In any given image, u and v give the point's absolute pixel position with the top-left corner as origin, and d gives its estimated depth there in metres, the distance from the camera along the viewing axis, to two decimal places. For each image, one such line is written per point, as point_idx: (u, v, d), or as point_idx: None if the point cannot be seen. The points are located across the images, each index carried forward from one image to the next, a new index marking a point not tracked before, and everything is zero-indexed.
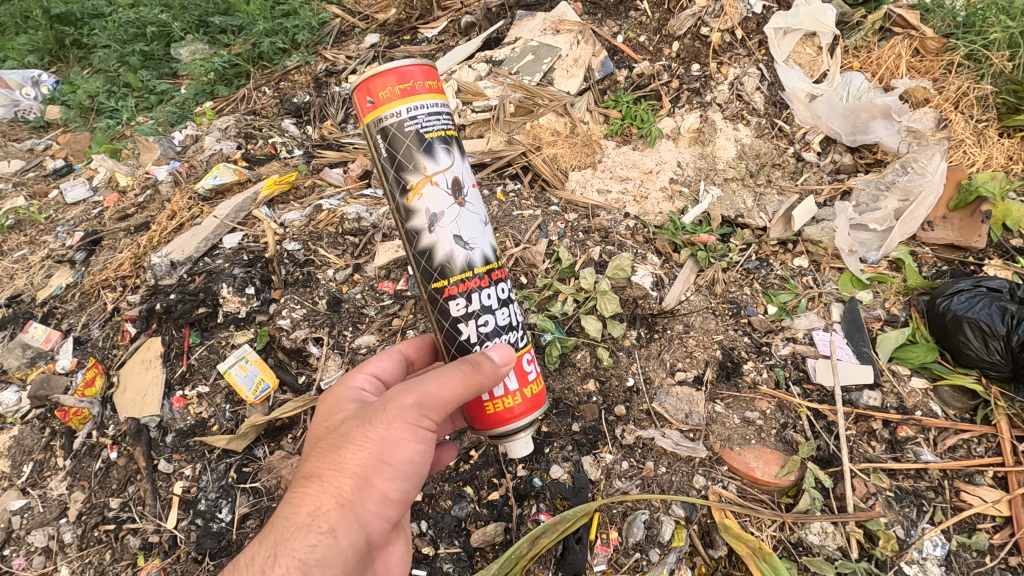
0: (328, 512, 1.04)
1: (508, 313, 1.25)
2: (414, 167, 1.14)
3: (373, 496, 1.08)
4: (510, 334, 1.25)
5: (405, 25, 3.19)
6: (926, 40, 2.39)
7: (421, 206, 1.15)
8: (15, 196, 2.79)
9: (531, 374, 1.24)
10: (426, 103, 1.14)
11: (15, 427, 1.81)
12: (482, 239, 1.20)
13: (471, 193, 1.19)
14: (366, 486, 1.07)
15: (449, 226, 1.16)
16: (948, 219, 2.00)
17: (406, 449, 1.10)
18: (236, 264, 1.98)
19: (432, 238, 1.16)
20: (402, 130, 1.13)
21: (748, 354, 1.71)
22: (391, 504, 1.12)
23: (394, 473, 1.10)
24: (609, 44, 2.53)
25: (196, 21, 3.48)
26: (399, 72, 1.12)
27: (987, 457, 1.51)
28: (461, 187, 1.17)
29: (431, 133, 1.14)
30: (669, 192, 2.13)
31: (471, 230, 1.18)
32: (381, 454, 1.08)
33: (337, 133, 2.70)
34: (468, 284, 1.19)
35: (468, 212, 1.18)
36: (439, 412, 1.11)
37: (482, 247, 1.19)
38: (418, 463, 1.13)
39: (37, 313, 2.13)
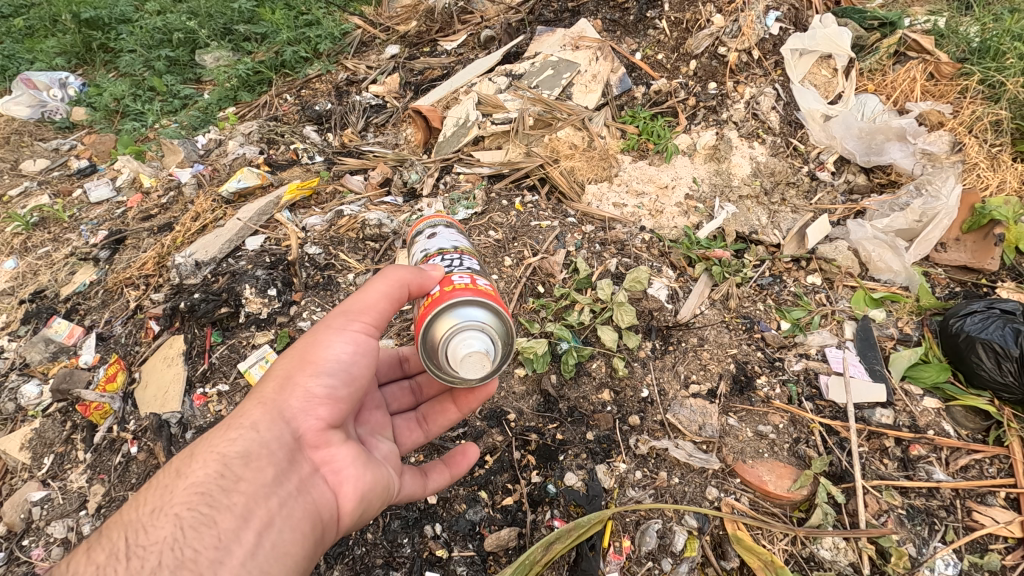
0: (252, 409, 1.03)
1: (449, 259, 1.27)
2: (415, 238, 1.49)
3: (297, 392, 1.05)
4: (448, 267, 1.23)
5: (426, 37, 3.27)
6: (941, 65, 2.41)
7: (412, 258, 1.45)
8: (40, 195, 2.85)
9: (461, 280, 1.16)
10: (424, 222, 1.50)
11: (36, 420, 1.84)
12: (444, 240, 1.36)
13: (446, 229, 1.43)
14: (287, 385, 1.06)
15: (421, 248, 1.40)
16: (961, 241, 2.03)
17: (330, 344, 1.10)
18: (259, 266, 2.03)
19: (414, 257, 1.40)
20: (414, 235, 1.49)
21: (761, 368, 1.73)
22: (322, 403, 1.06)
23: (316, 369, 1.07)
24: (627, 61, 2.59)
25: (222, 30, 3.57)
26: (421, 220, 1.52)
27: (999, 478, 1.52)
28: (436, 228, 1.43)
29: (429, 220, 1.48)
30: (685, 207, 2.16)
31: (437, 238, 1.38)
32: (303, 353, 1.08)
33: (357, 141, 2.75)
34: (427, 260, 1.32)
35: (442, 232, 1.40)
36: (365, 312, 1.15)
37: (440, 242, 1.36)
38: (347, 361, 1.10)
39: (60, 309, 2.17)
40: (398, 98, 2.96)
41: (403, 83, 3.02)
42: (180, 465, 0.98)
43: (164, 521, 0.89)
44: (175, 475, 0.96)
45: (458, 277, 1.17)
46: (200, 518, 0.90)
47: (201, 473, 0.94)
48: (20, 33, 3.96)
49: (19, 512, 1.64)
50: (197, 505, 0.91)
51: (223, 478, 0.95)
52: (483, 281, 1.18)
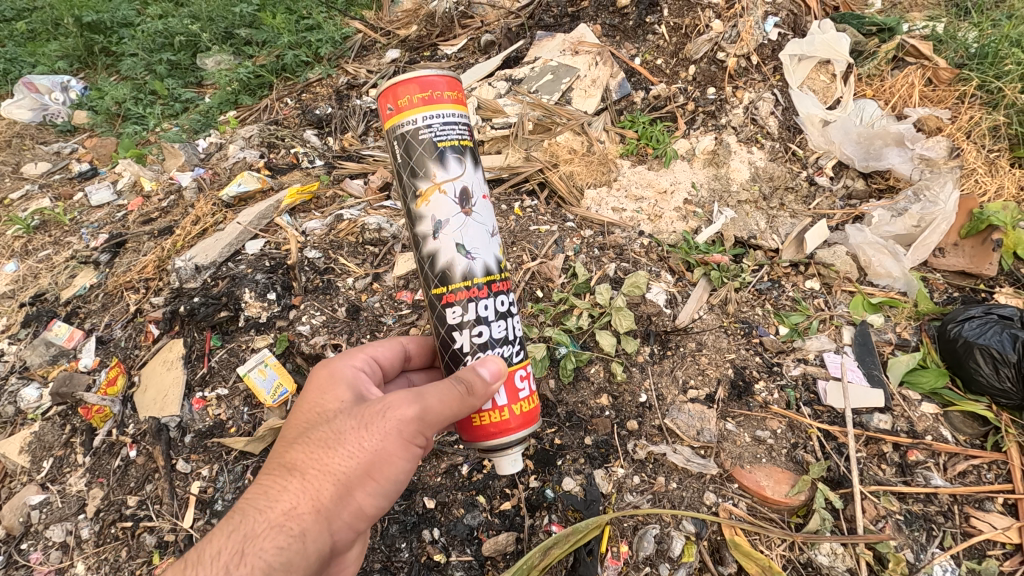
0: (305, 516, 1.07)
1: (504, 326, 1.24)
2: (427, 176, 1.19)
3: (352, 506, 1.11)
4: (502, 348, 1.23)
5: (426, 42, 3.28)
6: (939, 71, 2.42)
7: (426, 213, 1.20)
8: (41, 198, 2.86)
9: (523, 391, 1.23)
10: (444, 114, 1.18)
11: (35, 423, 1.84)
12: (486, 248, 1.21)
13: (480, 203, 1.22)
14: (347, 497, 1.10)
15: (453, 233, 1.19)
16: (959, 246, 2.03)
17: (395, 466, 1.12)
18: (258, 270, 2.03)
19: (435, 245, 1.19)
20: (417, 137, 1.18)
21: (759, 373, 1.73)
22: (365, 517, 1.15)
23: (377, 488, 1.12)
24: (627, 66, 2.60)
25: (223, 34, 3.59)
26: (422, 81, 1.17)
27: (997, 484, 1.52)
28: (470, 198, 1.20)
29: (446, 143, 1.18)
30: (684, 212, 2.16)
31: (474, 239, 1.20)
32: (368, 469, 1.10)
33: (358, 145, 2.76)
34: (466, 293, 1.20)
35: (474, 222, 1.20)
36: (435, 429, 1.13)
37: (484, 257, 1.21)
38: (401, 481, 1.14)
39: (60, 312, 2.17)
40: None
41: None
42: (228, 561, 1.01)
43: None
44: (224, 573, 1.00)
45: (518, 384, 1.23)
46: None
47: None
48: (22, 37, 3.98)
49: (18, 516, 1.65)
50: None
51: None
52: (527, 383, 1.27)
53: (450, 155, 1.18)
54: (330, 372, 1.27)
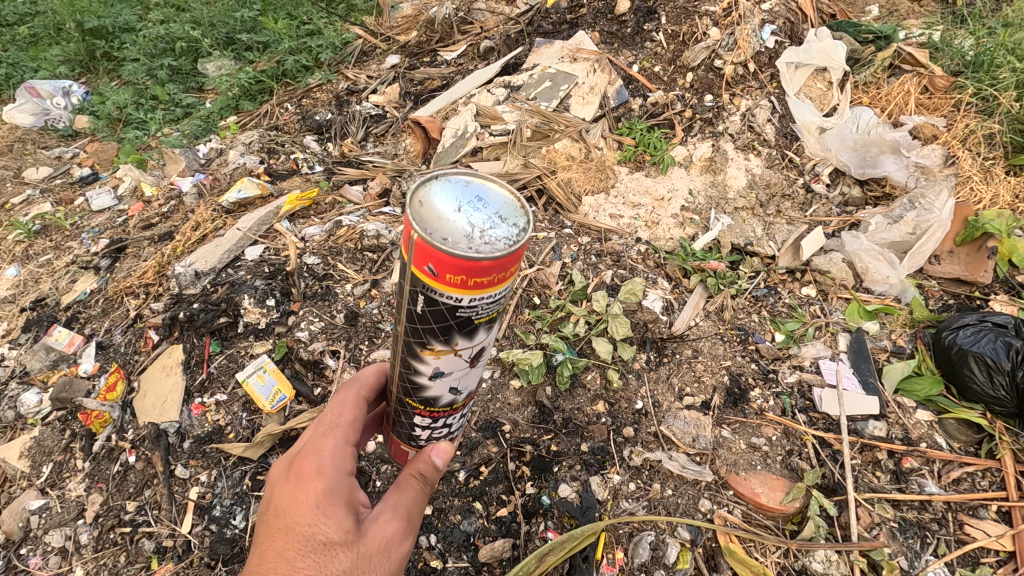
0: None
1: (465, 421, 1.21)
2: (442, 343, 0.91)
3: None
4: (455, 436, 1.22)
5: (426, 47, 3.30)
6: (935, 79, 2.44)
7: (430, 362, 0.96)
8: (43, 203, 2.87)
9: None
10: (495, 292, 0.82)
11: (35, 428, 1.85)
12: (469, 380, 1.04)
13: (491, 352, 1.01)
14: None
15: (452, 380, 1.01)
16: (954, 254, 2.06)
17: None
18: (257, 276, 2.04)
19: (429, 385, 1.01)
20: (451, 310, 0.83)
21: (754, 380, 1.74)
22: None
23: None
24: (624, 73, 2.62)
25: (224, 39, 3.61)
26: (474, 263, 0.74)
27: (991, 491, 1.53)
28: (482, 354, 0.99)
29: (483, 318, 0.86)
30: (681, 219, 2.18)
31: (470, 381, 1.04)
32: None
33: (357, 150, 2.78)
34: (444, 412, 1.10)
35: (477, 369, 1.02)
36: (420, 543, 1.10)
37: (467, 387, 1.06)
38: None
39: (60, 317, 2.19)
40: (398, 108, 2.99)
41: (403, 93, 3.05)
42: None
43: None
44: None
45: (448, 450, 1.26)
46: None
47: None
48: (24, 41, 4.00)
49: (18, 521, 1.65)
50: None
51: None
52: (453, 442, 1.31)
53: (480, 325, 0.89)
54: (306, 473, 1.02)
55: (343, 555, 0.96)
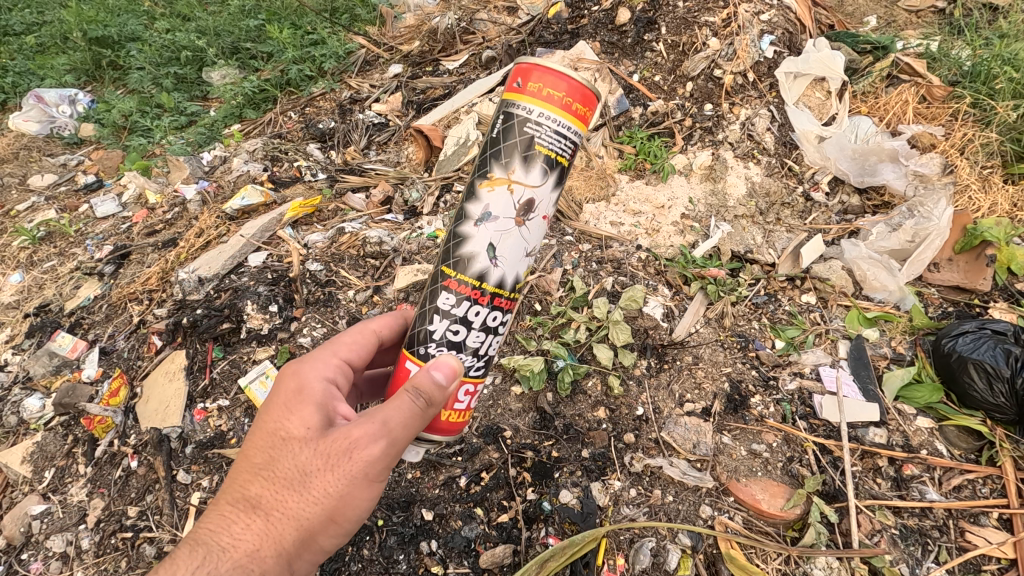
0: (266, 558, 1.11)
1: (484, 338, 1.22)
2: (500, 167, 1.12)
3: (315, 545, 1.16)
4: (468, 358, 1.23)
5: (428, 57, 3.34)
6: (932, 88, 2.45)
7: (484, 198, 1.14)
8: (47, 210, 2.90)
9: (458, 404, 1.25)
10: (557, 123, 1.09)
11: (38, 433, 1.86)
12: (513, 263, 1.17)
13: (536, 222, 1.16)
14: (309, 540, 1.14)
15: (492, 233, 1.14)
16: (954, 262, 2.07)
17: (359, 503, 1.14)
18: (261, 282, 2.05)
19: (472, 242, 1.15)
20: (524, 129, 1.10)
21: (755, 387, 1.74)
22: (324, 551, 1.19)
23: (338, 528, 1.16)
24: (625, 83, 2.65)
25: (229, 48, 3.64)
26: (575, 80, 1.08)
27: (992, 498, 1.53)
28: (530, 210, 1.13)
29: (544, 149, 1.10)
30: (681, 226, 2.19)
31: (507, 250, 1.15)
32: (335, 513, 1.12)
33: (360, 158, 2.81)
34: (468, 290, 1.18)
35: (518, 234, 1.14)
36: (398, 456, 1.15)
37: (505, 270, 1.17)
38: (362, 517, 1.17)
39: (64, 322, 2.20)
40: (400, 116, 3.02)
41: (406, 102, 3.08)
42: None
43: None
44: None
45: (460, 396, 1.24)
46: None
47: None
48: (32, 50, 4.05)
49: (19, 526, 1.66)
50: None
51: None
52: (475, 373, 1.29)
53: (541, 166, 1.11)
54: (287, 374, 1.24)
55: (296, 452, 1.13)
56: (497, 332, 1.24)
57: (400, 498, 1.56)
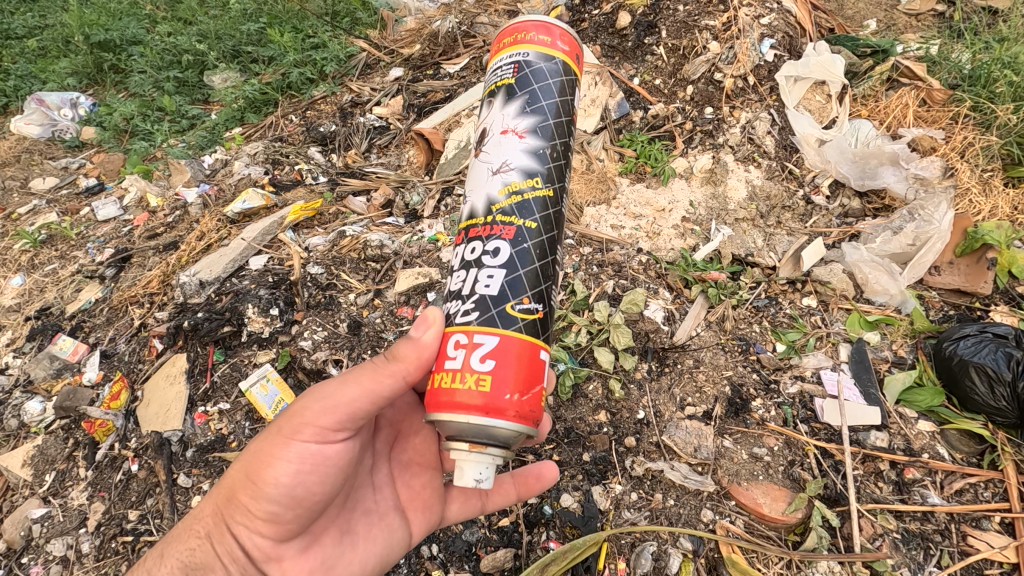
0: (207, 519, 1.27)
1: (463, 276, 1.23)
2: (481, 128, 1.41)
3: (243, 510, 1.23)
4: (453, 303, 1.22)
5: (429, 60, 3.35)
6: (932, 92, 2.46)
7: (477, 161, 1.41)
8: (49, 213, 2.91)
9: (452, 361, 1.14)
10: (502, 63, 1.35)
11: (39, 437, 1.86)
12: (482, 186, 1.27)
13: (492, 144, 1.29)
14: (234, 500, 1.24)
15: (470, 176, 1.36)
16: (954, 265, 2.07)
17: (276, 463, 1.20)
18: (261, 285, 2.05)
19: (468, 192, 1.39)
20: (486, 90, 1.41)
21: (756, 391, 1.74)
22: (262, 522, 1.22)
23: (258, 491, 1.21)
24: (625, 86, 2.65)
25: (230, 51, 3.65)
26: (510, 30, 1.36)
27: (994, 502, 1.53)
28: (485, 139, 1.32)
29: (489, 91, 1.36)
30: (681, 230, 2.19)
31: (474, 178, 1.31)
32: (251, 472, 1.23)
33: (361, 162, 2.82)
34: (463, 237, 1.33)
35: (480, 161, 1.30)
36: (322, 418, 1.21)
37: (477, 196, 1.28)
38: (287, 483, 1.20)
39: (65, 326, 2.21)
40: (401, 119, 3.03)
41: (407, 105, 3.09)
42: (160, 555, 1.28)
43: None
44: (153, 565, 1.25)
45: (451, 353, 1.15)
46: None
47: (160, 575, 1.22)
48: (33, 54, 4.05)
49: (20, 529, 1.66)
50: None
51: None
52: (484, 330, 1.14)
53: (486, 104, 1.36)
54: None
55: None
56: (476, 264, 1.22)
57: None
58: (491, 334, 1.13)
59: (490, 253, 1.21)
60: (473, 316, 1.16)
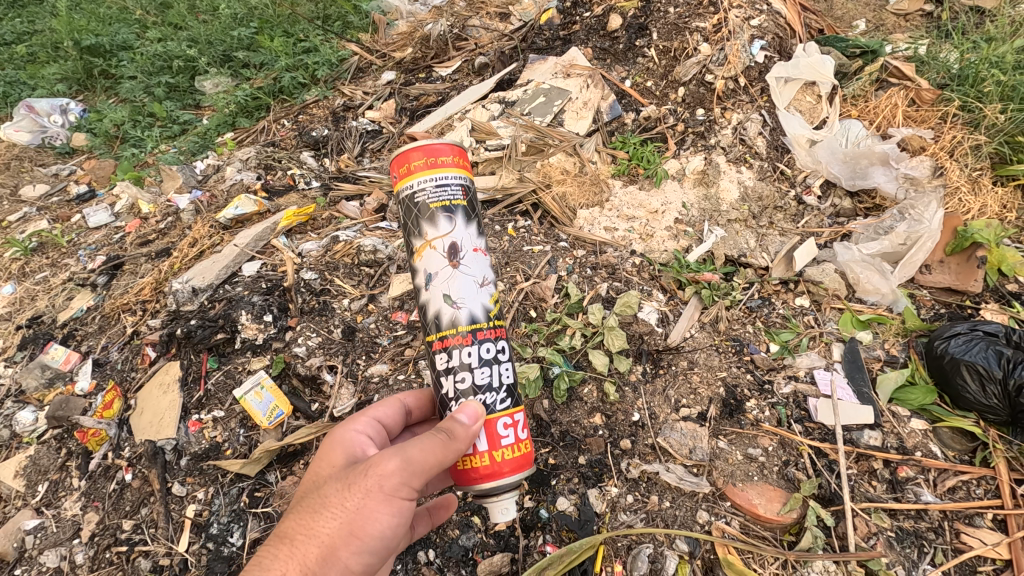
0: None
1: (489, 372, 1.23)
2: (417, 239, 1.26)
3: (337, 567, 1.07)
4: (486, 395, 1.22)
5: (421, 64, 3.35)
6: (921, 92, 2.48)
7: (420, 268, 1.26)
8: (39, 220, 2.88)
9: (506, 438, 1.20)
10: (444, 176, 1.25)
11: (32, 447, 1.84)
12: (474, 298, 1.24)
13: (470, 256, 1.25)
14: (331, 558, 1.06)
15: (441, 286, 1.23)
16: (945, 263, 2.09)
17: (376, 520, 1.08)
18: (255, 292, 2.04)
19: (427, 296, 1.25)
20: (414, 200, 1.25)
21: (750, 392, 1.75)
22: None
23: (361, 548, 1.08)
24: (617, 88, 2.66)
25: (221, 56, 3.65)
26: (429, 148, 1.25)
27: (986, 499, 1.54)
28: (457, 251, 1.24)
29: (438, 203, 1.24)
30: (674, 231, 2.20)
31: (461, 290, 1.23)
32: (353, 526, 1.07)
33: (354, 166, 2.82)
34: (453, 340, 1.23)
35: (462, 274, 1.23)
36: (419, 478, 1.11)
37: (470, 307, 1.23)
38: (388, 538, 1.10)
39: (57, 334, 2.19)
40: (393, 123, 3.03)
41: (399, 108, 3.09)
42: None
43: None
44: None
45: (501, 431, 1.20)
46: None
47: None
48: (22, 60, 4.03)
49: (13, 541, 1.64)
50: None
51: None
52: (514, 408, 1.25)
53: (440, 213, 1.24)
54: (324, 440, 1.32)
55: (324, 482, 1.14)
56: (499, 362, 1.25)
57: None
58: (521, 413, 1.26)
59: (503, 352, 1.27)
60: (508, 401, 1.24)
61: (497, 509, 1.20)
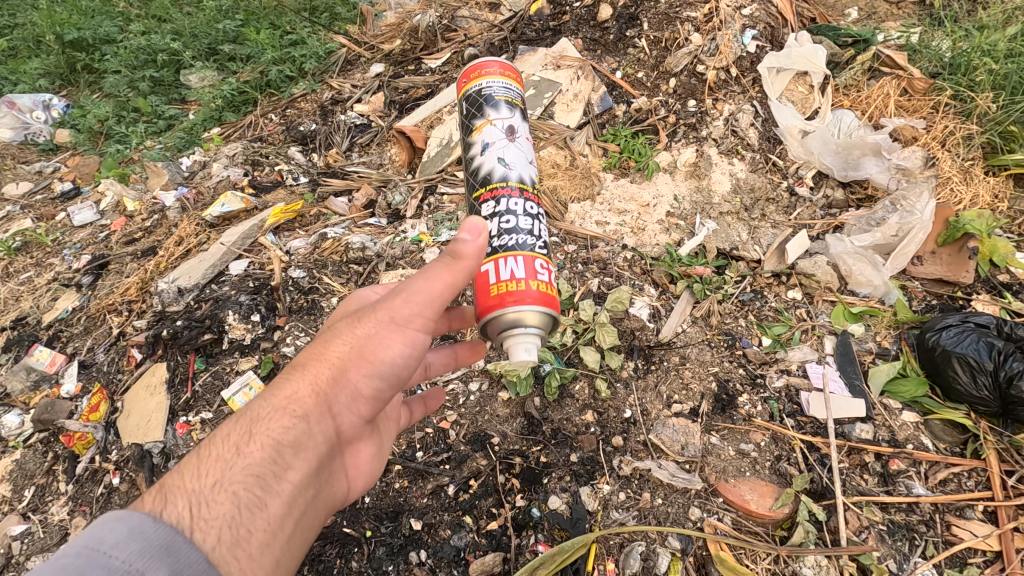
0: (304, 397, 1.03)
1: (532, 223, 1.29)
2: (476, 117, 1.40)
3: (347, 388, 1.06)
4: (528, 238, 1.26)
5: (410, 55, 3.30)
6: (914, 81, 2.45)
7: (476, 141, 1.39)
8: (23, 219, 2.83)
9: (540, 275, 1.21)
10: (501, 79, 1.43)
11: (17, 451, 1.81)
12: (524, 166, 1.36)
13: (524, 141, 1.40)
14: (342, 378, 1.05)
15: (497, 150, 1.35)
16: (936, 254, 2.08)
17: (388, 346, 1.05)
18: (242, 292, 2.01)
19: (481, 158, 1.36)
20: (479, 93, 1.41)
21: (742, 386, 1.74)
22: (365, 402, 1.08)
23: (371, 370, 1.05)
24: (608, 79, 2.62)
25: (206, 49, 3.58)
26: (494, 60, 1.46)
27: (977, 491, 1.54)
28: (514, 130, 1.39)
29: (503, 95, 1.41)
30: (666, 225, 2.18)
31: (512, 157, 1.35)
32: (363, 348, 1.05)
33: (342, 161, 2.78)
34: (503, 189, 1.31)
35: (516, 147, 1.37)
36: (431, 310, 1.07)
37: (520, 169, 1.34)
38: (401, 365, 1.07)
39: (42, 336, 2.16)
40: (382, 117, 2.99)
41: (387, 102, 3.05)
42: (234, 440, 0.97)
43: (223, 498, 0.90)
44: (232, 450, 0.95)
45: (536, 268, 1.21)
46: (253, 500, 0.93)
47: (257, 455, 0.95)
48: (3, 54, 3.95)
49: None
50: (253, 486, 0.93)
51: (274, 464, 0.97)
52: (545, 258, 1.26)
53: (503, 102, 1.40)
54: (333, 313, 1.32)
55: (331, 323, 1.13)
56: (538, 218, 1.32)
57: (388, 509, 1.55)
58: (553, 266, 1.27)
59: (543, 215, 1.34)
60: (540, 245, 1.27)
61: (516, 342, 1.15)
